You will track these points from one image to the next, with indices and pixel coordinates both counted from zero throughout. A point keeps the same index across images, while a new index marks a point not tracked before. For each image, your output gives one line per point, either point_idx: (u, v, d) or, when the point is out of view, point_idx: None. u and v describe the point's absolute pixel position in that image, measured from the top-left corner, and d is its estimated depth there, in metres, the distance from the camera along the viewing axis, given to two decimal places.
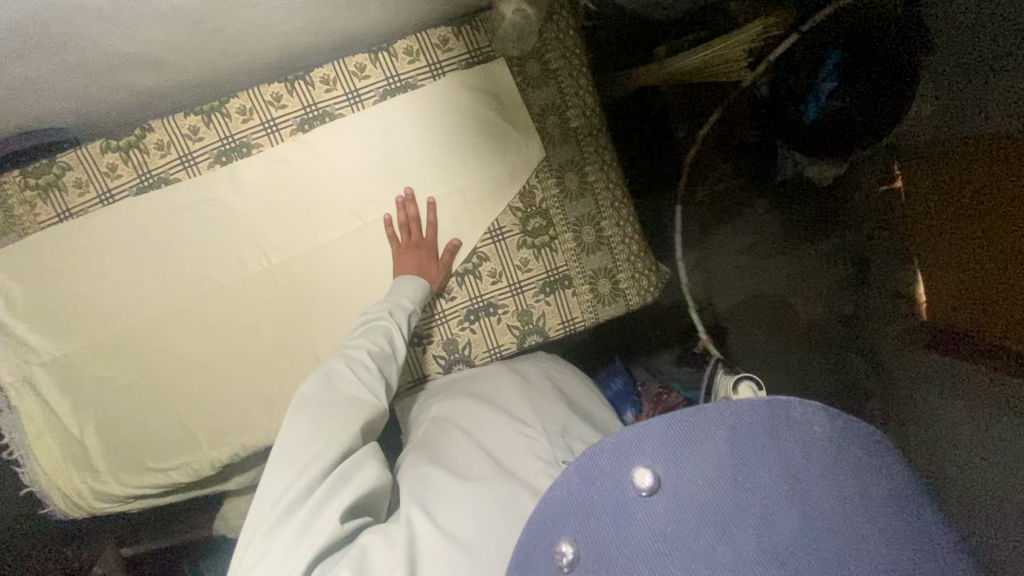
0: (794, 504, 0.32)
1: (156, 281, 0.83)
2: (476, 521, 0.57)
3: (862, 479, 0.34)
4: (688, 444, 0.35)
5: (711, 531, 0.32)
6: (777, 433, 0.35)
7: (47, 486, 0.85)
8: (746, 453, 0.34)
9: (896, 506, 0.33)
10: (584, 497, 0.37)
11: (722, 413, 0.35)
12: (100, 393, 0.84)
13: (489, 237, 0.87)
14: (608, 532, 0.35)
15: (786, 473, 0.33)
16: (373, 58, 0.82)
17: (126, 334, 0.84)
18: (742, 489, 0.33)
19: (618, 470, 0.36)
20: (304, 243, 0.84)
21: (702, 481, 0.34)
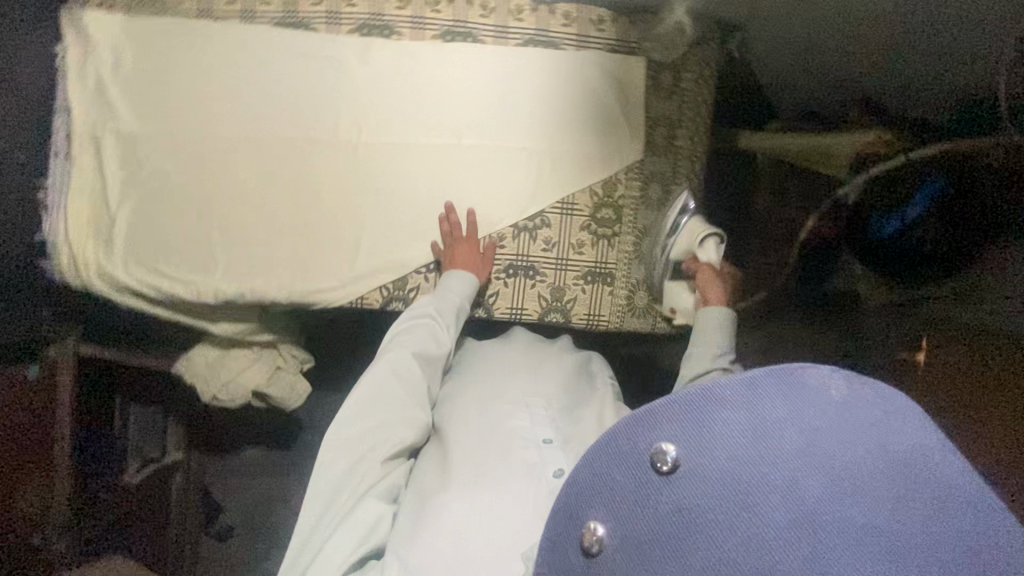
0: (804, 474, 0.38)
1: (252, 109, 0.87)
2: (470, 500, 0.67)
3: (882, 441, 0.39)
4: (707, 420, 0.41)
5: (737, 506, 0.39)
6: (787, 399, 0.40)
7: (60, 241, 0.86)
8: (756, 420, 0.40)
9: (909, 474, 0.38)
10: (607, 475, 0.44)
11: (734, 390, 0.41)
12: (150, 182, 0.86)
13: (559, 207, 0.90)
14: (635, 512, 0.42)
15: (805, 442, 0.39)
16: (533, 7, 0.86)
17: (201, 144, 0.86)
18: (766, 458, 0.39)
19: (638, 444, 0.43)
20: (395, 136, 0.88)
21: (722, 461, 0.40)
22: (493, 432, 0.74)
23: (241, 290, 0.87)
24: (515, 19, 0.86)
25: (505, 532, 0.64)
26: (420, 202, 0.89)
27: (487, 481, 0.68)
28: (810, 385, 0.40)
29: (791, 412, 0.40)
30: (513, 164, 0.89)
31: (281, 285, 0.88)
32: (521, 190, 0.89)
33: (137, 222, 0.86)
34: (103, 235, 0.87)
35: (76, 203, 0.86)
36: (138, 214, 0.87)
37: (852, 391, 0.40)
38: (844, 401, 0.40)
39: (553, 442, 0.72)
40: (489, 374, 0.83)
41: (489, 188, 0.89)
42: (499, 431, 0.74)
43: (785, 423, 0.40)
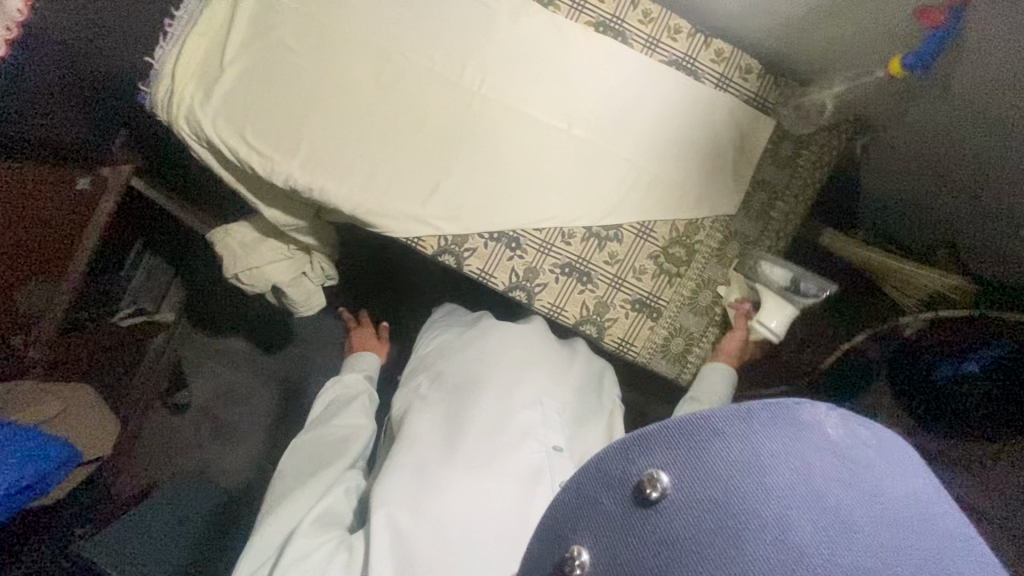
0: (797, 519, 0.34)
1: (391, 21, 0.86)
2: (474, 489, 0.69)
3: (877, 481, 0.35)
4: (711, 448, 0.37)
5: (730, 536, 0.35)
6: (787, 435, 0.37)
7: (164, 72, 0.86)
8: (757, 450, 0.36)
9: (924, 538, 0.34)
10: (594, 496, 0.41)
11: (729, 416, 0.38)
12: (270, 50, 0.86)
13: (637, 228, 0.89)
14: (620, 534, 0.38)
15: (810, 486, 0.35)
16: (691, 32, 0.86)
17: (331, 34, 0.86)
18: (773, 496, 0.35)
19: (629, 470, 0.39)
20: (513, 101, 0.87)
21: (715, 494, 0.36)
22: (506, 425, 0.75)
23: (313, 183, 0.87)
24: (669, 38, 0.86)
25: (498, 523, 0.67)
26: (510, 170, 0.88)
27: (493, 475, 0.71)
28: (804, 415, 0.37)
29: (802, 453, 0.36)
30: (611, 170, 0.88)
31: (350, 194, 0.88)
32: (609, 198, 0.88)
33: (241, 81, 0.86)
34: (205, 80, 0.86)
35: (193, 42, 0.86)
36: (245, 74, 0.86)
37: (847, 425, 0.38)
38: (836, 437, 0.37)
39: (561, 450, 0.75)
40: (506, 359, 0.84)
41: (579, 183, 0.89)
42: (510, 424, 0.76)
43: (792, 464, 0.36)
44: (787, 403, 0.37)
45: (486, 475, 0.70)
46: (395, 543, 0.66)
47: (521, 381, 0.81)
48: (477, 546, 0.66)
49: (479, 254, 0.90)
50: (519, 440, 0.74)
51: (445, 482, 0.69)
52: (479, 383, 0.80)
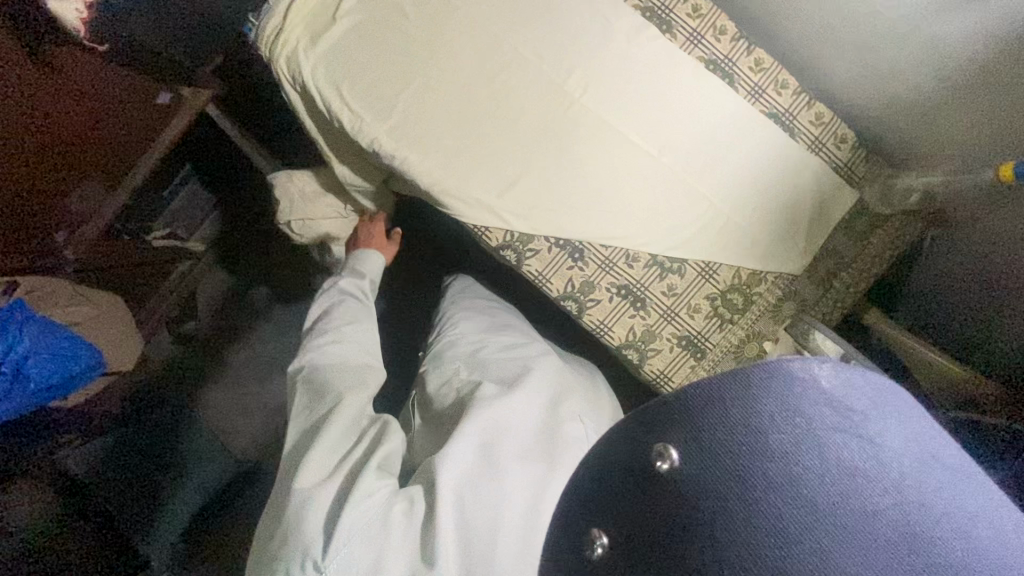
0: (848, 519, 0.28)
1: (507, 13, 0.87)
2: (523, 466, 0.71)
3: (883, 434, 0.31)
4: (747, 426, 0.31)
5: (768, 507, 0.29)
6: (794, 400, 0.31)
7: (274, 11, 0.86)
8: (771, 419, 0.31)
9: (947, 481, 0.30)
10: (612, 480, 0.35)
11: (737, 381, 0.32)
12: (383, 14, 0.86)
13: (700, 266, 0.90)
14: (640, 519, 0.33)
15: (857, 478, 0.29)
16: (796, 90, 0.87)
17: (447, 11, 0.87)
18: (804, 469, 0.29)
19: (647, 449, 0.33)
20: (609, 116, 0.88)
21: (728, 463, 0.30)
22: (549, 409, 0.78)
23: (397, 151, 0.87)
24: (775, 90, 0.87)
25: (529, 502, 0.68)
26: (591, 183, 0.89)
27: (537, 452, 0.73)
28: (823, 384, 0.32)
29: (847, 436, 0.30)
30: (688, 204, 0.89)
31: (430, 169, 0.88)
32: (681, 231, 0.89)
33: (348, 39, 0.86)
34: (313, 29, 0.86)
35: None
36: (354, 31, 0.86)
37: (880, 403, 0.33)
38: (876, 419, 0.31)
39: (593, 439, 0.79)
40: (540, 355, 0.87)
41: (655, 210, 0.89)
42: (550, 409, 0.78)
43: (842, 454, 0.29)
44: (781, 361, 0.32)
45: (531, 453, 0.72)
46: (457, 506, 0.66)
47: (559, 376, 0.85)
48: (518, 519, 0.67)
49: (542, 257, 0.90)
50: (565, 423, 0.77)
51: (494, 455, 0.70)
52: (523, 368, 0.82)
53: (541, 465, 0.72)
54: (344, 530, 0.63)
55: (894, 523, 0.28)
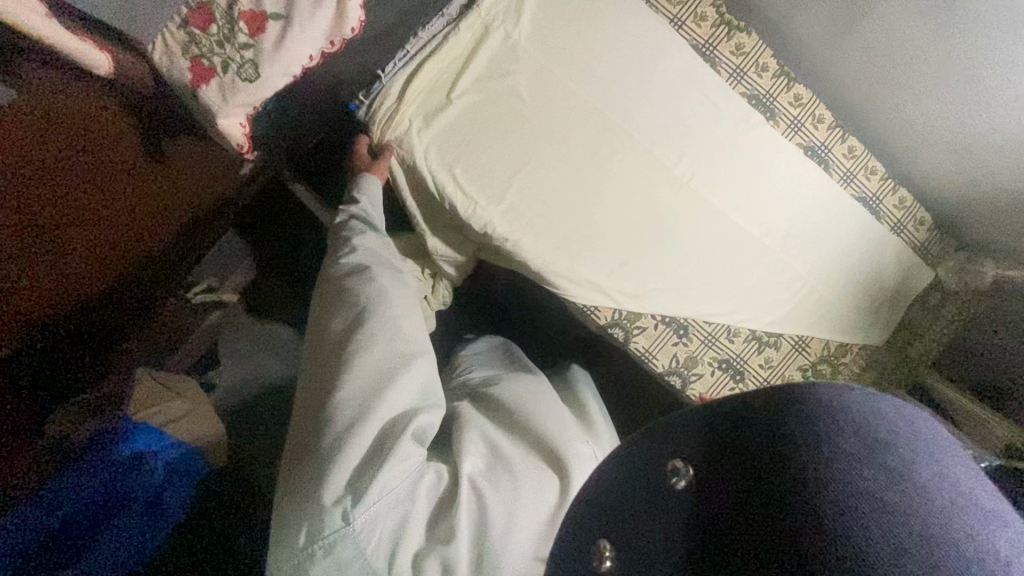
0: (880, 497, 0.24)
1: (620, 95, 0.87)
2: (510, 459, 0.63)
3: (945, 465, 0.25)
4: (771, 432, 0.27)
5: (771, 522, 0.25)
6: (844, 423, 0.26)
7: (389, 89, 0.82)
8: (822, 441, 0.26)
9: (985, 508, 0.24)
10: (629, 488, 0.33)
11: (796, 415, 0.27)
12: (499, 94, 0.84)
13: (793, 339, 0.95)
14: (651, 528, 0.31)
15: (893, 485, 0.24)
16: (882, 176, 0.94)
17: (563, 93, 0.86)
18: (849, 494, 0.24)
19: (657, 465, 0.32)
20: (718, 199, 0.90)
21: (753, 473, 0.27)
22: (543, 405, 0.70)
23: (510, 234, 0.84)
24: (864, 176, 0.93)
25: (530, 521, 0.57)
26: (697, 264, 0.91)
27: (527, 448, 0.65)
28: (853, 398, 0.27)
29: (869, 444, 0.26)
30: (786, 282, 0.93)
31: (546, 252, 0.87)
32: (778, 307, 0.94)
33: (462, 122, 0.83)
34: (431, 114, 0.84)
35: (423, 65, 0.83)
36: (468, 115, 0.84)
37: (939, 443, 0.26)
38: (933, 435, 0.26)
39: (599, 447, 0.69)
40: (540, 379, 0.77)
41: (755, 289, 0.93)
42: (543, 406, 0.70)
43: (873, 459, 0.25)
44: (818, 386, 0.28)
45: (518, 446, 0.65)
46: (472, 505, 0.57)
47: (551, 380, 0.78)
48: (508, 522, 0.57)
49: (649, 335, 0.92)
50: (577, 432, 0.66)
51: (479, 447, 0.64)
52: (531, 391, 0.72)
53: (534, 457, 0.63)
54: (376, 491, 0.55)
55: (917, 514, 0.23)
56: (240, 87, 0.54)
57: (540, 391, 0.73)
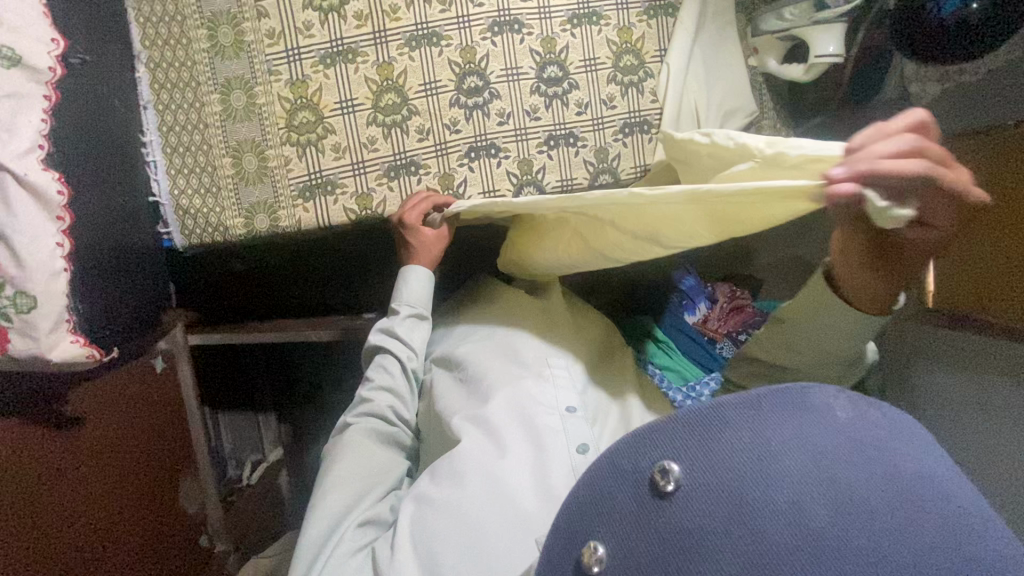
0: (807, 505, 0.37)
1: (331, 19, 0.81)
2: (478, 456, 0.63)
3: (877, 469, 0.39)
4: (708, 434, 0.42)
5: (726, 529, 0.38)
6: (801, 433, 0.41)
7: (178, 204, 0.79)
8: (775, 454, 0.40)
9: (886, 501, 0.37)
10: (608, 491, 0.45)
11: (750, 418, 0.42)
12: (252, 120, 0.81)
13: (656, 56, 0.91)
14: (634, 528, 0.42)
15: (813, 465, 0.39)
16: None
17: (295, 64, 0.81)
18: (772, 487, 0.38)
19: (643, 462, 0.44)
20: (494, 14, 0.86)
21: (723, 483, 0.40)
22: (516, 397, 0.68)
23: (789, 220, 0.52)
24: None
25: (497, 544, 0.57)
26: (528, 79, 0.88)
27: (508, 446, 0.64)
28: (832, 405, 0.43)
29: (787, 433, 0.41)
30: (607, 22, 0.89)
31: (414, 190, 0.86)
32: (622, 45, 0.90)
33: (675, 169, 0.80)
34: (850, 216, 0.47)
35: (179, 158, 0.79)
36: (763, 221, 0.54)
37: (859, 413, 0.43)
38: (855, 441, 0.40)
39: (578, 410, 0.67)
40: (489, 345, 0.76)
41: (590, 50, 0.89)
42: (515, 403, 0.68)
43: (786, 444, 0.40)
44: (800, 384, 0.44)
45: (494, 454, 0.63)
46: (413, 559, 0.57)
47: (507, 359, 0.73)
48: (489, 547, 0.57)
49: (551, 168, 0.90)
50: (535, 401, 0.68)
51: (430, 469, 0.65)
52: (480, 376, 0.72)
53: (528, 453, 0.64)
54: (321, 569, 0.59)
55: (833, 518, 0.36)
56: (35, 319, 0.57)
57: (507, 382, 0.70)
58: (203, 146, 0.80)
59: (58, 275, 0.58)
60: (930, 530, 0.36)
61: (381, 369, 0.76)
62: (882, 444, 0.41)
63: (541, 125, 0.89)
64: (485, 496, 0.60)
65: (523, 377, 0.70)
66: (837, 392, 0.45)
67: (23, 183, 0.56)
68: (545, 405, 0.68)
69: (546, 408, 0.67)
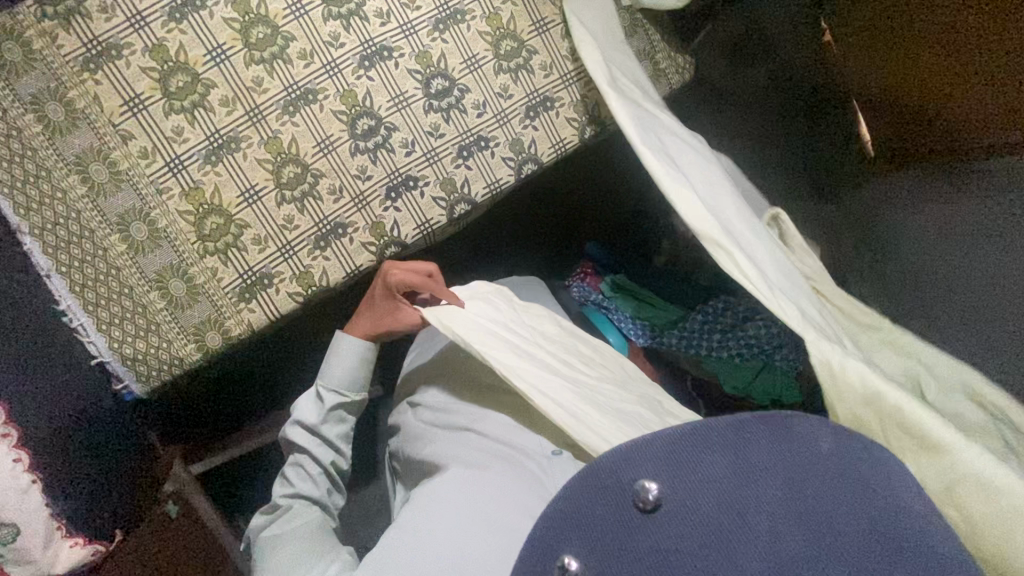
0: (778, 525, 0.42)
1: (199, 116, 0.77)
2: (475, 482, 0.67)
3: (843, 494, 0.45)
4: (692, 456, 0.48)
5: (705, 547, 0.43)
6: (778, 457, 0.47)
7: (124, 356, 0.76)
8: (754, 476, 0.46)
9: (847, 520, 0.43)
10: (589, 506, 0.48)
11: (731, 446, 0.48)
12: (162, 245, 0.77)
13: (533, 29, 0.89)
14: (612, 541, 0.45)
15: (787, 490, 0.45)
16: None
17: (182, 174, 0.77)
18: (750, 508, 0.44)
19: (624, 479, 0.48)
20: (361, 50, 0.82)
21: (704, 501, 0.45)
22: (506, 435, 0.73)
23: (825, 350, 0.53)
24: None
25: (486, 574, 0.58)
26: (418, 101, 0.85)
27: (500, 476, 0.67)
28: (811, 434, 0.50)
29: (766, 458, 0.47)
30: (472, 15, 0.86)
31: (350, 251, 0.84)
32: (496, 33, 0.87)
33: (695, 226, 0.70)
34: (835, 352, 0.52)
35: (105, 311, 0.75)
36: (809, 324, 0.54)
37: (837, 440, 0.50)
38: (829, 470, 0.47)
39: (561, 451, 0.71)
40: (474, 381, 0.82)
41: (467, 49, 0.86)
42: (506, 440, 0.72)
43: (766, 470, 0.46)
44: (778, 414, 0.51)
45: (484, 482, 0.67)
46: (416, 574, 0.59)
47: (485, 410, 0.77)
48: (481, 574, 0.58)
49: (474, 178, 0.88)
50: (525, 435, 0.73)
51: (418, 511, 0.66)
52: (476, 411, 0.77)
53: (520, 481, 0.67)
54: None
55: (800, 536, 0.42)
56: None
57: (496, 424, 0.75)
58: (124, 289, 0.76)
59: None
60: (877, 545, 0.41)
61: (298, 458, 0.79)
62: (857, 474, 0.47)
63: (449, 140, 0.87)
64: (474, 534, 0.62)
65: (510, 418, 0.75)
66: (816, 425, 0.51)
67: None
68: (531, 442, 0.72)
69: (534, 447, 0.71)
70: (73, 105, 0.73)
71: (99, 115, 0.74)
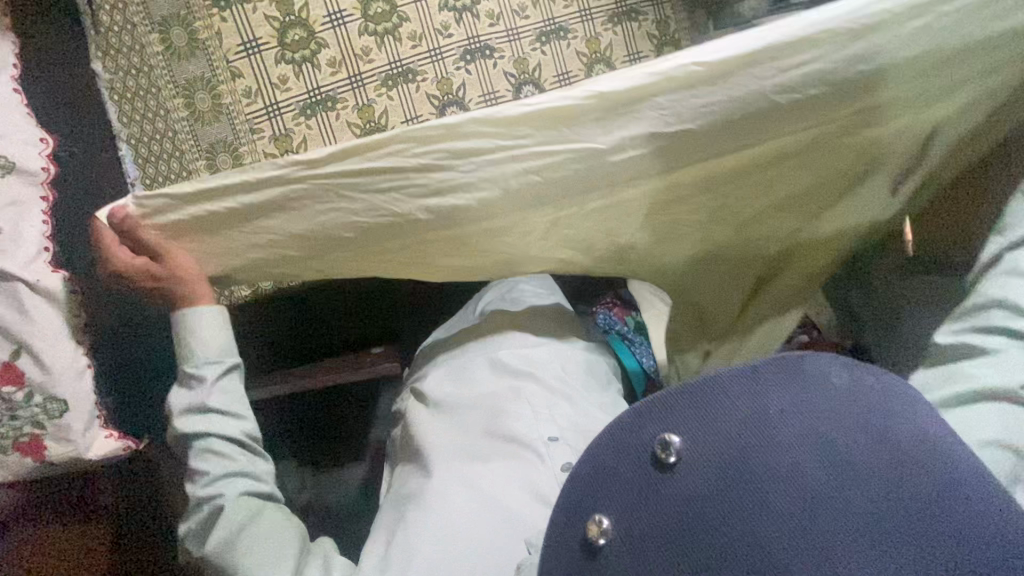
0: (812, 477, 0.36)
1: (305, 70, 0.81)
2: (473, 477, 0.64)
3: (877, 437, 0.38)
4: (712, 401, 0.40)
5: (731, 499, 0.36)
6: (802, 400, 0.40)
7: None
8: (777, 421, 0.39)
9: (887, 473, 0.36)
10: (609, 463, 0.41)
11: (749, 386, 0.40)
12: None
13: (628, 60, 0.93)
14: (635, 501, 0.39)
15: (817, 434, 0.38)
16: None
17: (276, 119, 0.81)
18: (776, 454, 0.37)
19: (645, 435, 0.41)
20: (466, 45, 0.87)
21: (727, 449, 0.38)
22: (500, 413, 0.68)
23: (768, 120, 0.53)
24: None
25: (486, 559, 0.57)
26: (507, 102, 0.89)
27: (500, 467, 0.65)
28: (835, 374, 0.42)
29: (788, 400, 0.40)
30: (574, 36, 0.91)
31: None
32: (592, 56, 0.91)
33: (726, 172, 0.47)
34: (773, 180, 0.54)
35: None
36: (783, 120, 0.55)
37: (855, 378, 0.42)
38: (858, 410, 0.40)
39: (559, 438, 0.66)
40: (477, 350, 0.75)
41: (563, 65, 0.90)
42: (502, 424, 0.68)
43: (789, 413, 0.39)
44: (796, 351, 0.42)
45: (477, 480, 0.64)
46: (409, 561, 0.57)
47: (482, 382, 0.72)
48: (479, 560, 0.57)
49: None
50: (521, 418, 0.68)
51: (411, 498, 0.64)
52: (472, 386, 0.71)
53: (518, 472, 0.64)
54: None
55: (835, 492, 0.36)
56: (69, 426, 0.58)
57: (493, 404, 0.70)
58: None
59: (82, 374, 0.58)
60: (918, 499, 0.36)
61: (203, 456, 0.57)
62: (883, 410, 0.40)
63: None
64: (473, 521, 0.60)
65: (510, 396, 0.70)
66: (832, 360, 0.43)
67: (37, 290, 0.56)
68: (530, 424, 0.67)
69: (531, 429, 0.67)
70: (195, 34, 0.78)
71: (216, 49, 0.78)
